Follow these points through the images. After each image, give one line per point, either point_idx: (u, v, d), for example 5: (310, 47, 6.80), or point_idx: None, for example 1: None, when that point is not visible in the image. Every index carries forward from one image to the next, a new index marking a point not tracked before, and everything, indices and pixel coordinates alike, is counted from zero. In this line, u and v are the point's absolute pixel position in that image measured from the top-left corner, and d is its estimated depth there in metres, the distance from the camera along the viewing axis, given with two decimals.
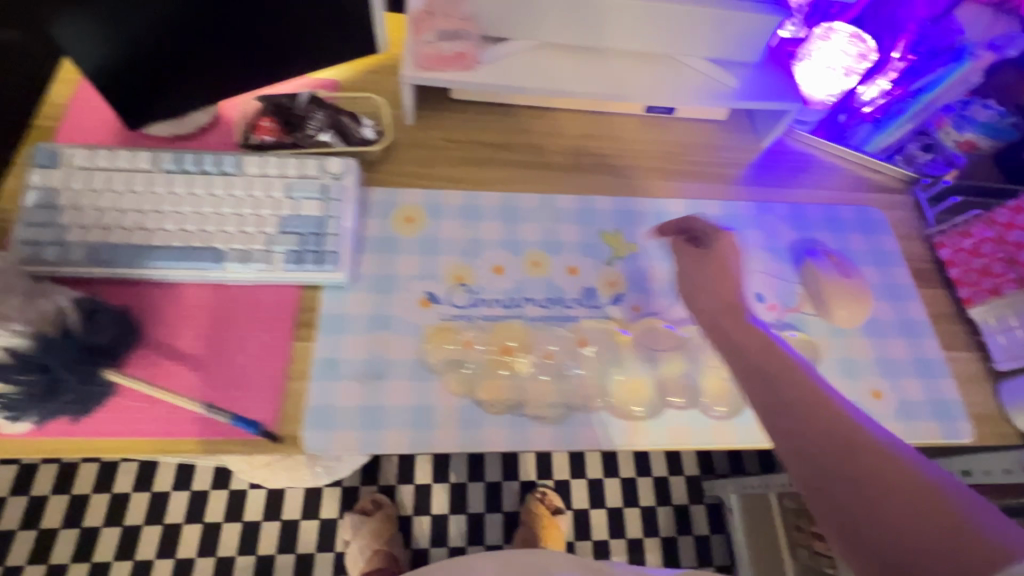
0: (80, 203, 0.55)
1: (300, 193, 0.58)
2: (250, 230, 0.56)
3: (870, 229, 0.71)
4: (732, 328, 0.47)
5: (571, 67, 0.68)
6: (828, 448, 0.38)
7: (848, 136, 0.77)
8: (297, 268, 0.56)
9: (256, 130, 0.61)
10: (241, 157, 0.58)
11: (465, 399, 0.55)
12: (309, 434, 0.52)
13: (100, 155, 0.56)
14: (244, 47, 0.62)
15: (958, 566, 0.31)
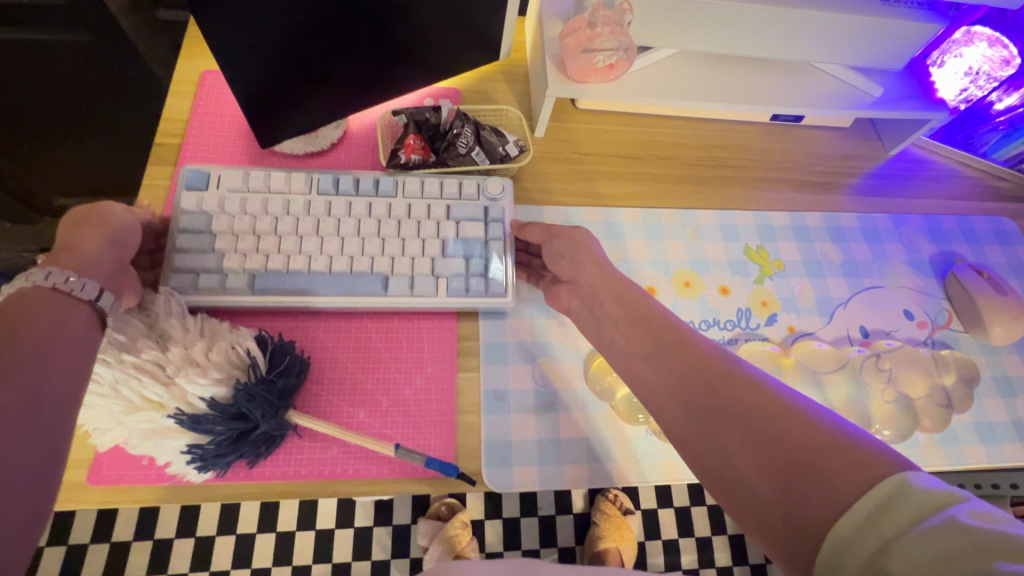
0: (236, 228, 0.52)
1: (462, 216, 0.55)
2: (413, 255, 0.53)
3: (1005, 241, 0.70)
4: (619, 325, 0.48)
5: (711, 77, 0.65)
6: (724, 426, 0.37)
7: (976, 143, 0.75)
8: (465, 294, 0.53)
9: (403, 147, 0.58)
10: (397, 179, 0.56)
11: (638, 429, 0.53)
12: (489, 471, 0.50)
13: (253, 178, 0.54)
14: (379, 58, 0.59)
15: (839, 517, 0.29)
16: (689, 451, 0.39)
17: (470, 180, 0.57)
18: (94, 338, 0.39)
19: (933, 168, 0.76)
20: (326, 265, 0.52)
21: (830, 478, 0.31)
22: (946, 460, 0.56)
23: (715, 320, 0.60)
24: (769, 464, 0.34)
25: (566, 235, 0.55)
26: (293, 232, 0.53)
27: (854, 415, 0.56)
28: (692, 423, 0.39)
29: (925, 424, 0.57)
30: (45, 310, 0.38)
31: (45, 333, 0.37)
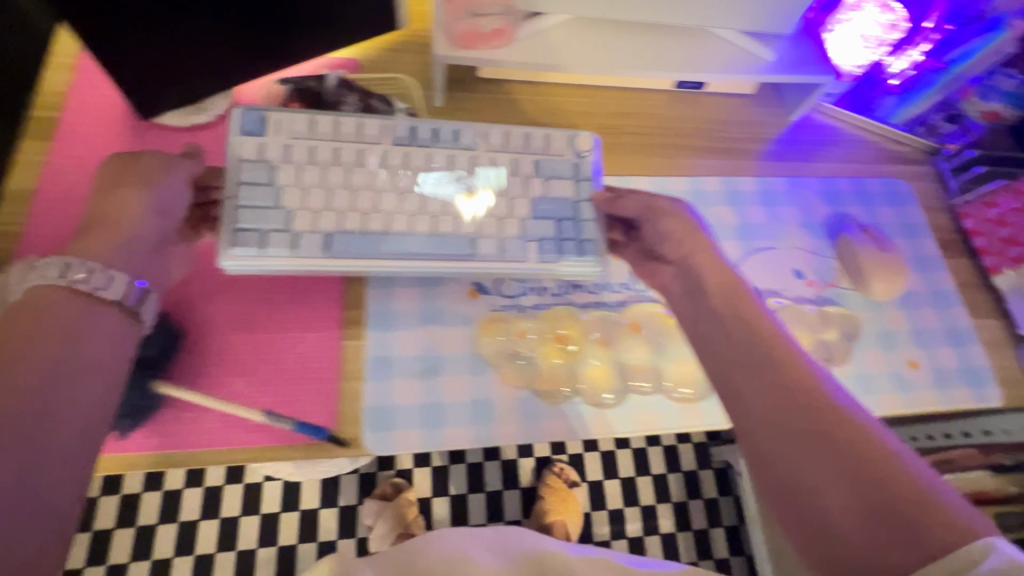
0: (306, 182, 0.51)
1: (553, 174, 0.57)
2: (504, 216, 0.55)
3: (898, 202, 0.72)
4: (720, 336, 0.51)
5: (607, 42, 0.65)
6: (834, 459, 0.42)
7: (874, 107, 0.77)
8: (566, 257, 0.54)
9: (286, 116, 0.57)
10: (504, 131, 0.57)
11: (524, 390, 0.54)
12: (370, 437, 0.50)
13: (324, 127, 0.54)
14: (261, 28, 0.58)
15: (914, 558, 0.37)
16: (764, 472, 0.45)
17: (562, 134, 0.59)
18: (123, 335, 0.44)
19: (836, 133, 0.77)
20: (383, 224, 0.52)
21: (925, 527, 0.38)
22: None
23: (606, 284, 0.60)
24: (845, 506, 0.41)
25: (669, 213, 0.58)
26: (387, 193, 0.54)
27: None
28: (785, 454, 0.44)
29: None
30: (67, 309, 0.42)
31: (76, 330, 0.41)
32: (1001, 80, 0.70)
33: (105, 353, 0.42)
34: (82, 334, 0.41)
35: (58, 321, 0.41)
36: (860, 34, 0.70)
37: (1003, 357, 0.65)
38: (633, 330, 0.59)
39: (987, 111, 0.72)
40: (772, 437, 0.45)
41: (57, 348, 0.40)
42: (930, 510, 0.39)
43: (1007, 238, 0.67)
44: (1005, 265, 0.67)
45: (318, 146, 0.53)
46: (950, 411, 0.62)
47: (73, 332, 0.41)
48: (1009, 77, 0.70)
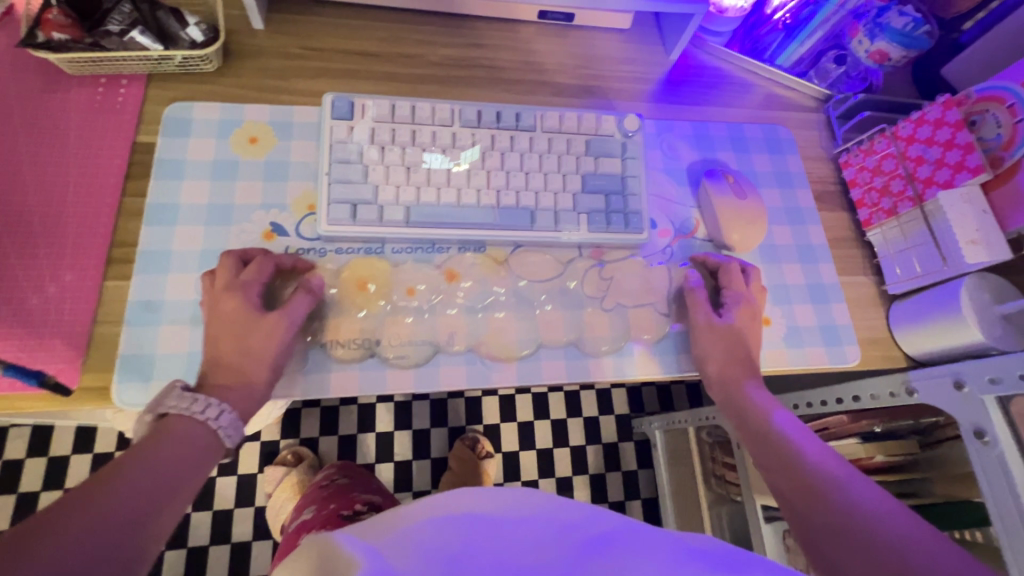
0: (360, 157, 0.51)
1: (601, 152, 0.56)
2: (555, 189, 0.54)
3: (776, 149, 0.67)
4: (744, 390, 0.51)
5: None
6: (837, 518, 0.40)
7: (761, 49, 0.71)
8: (606, 230, 0.55)
9: (42, 25, 0.50)
10: (564, 114, 0.56)
11: (312, 341, 0.49)
12: (119, 384, 0.46)
13: (398, 107, 0.53)
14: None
15: None
16: (806, 542, 0.40)
17: (609, 115, 0.57)
18: (206, 460, 0.39)
19: (722, 76, 0.70)
20: (475, 198, 0.53)
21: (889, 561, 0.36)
22: (660, 367, 0.54)
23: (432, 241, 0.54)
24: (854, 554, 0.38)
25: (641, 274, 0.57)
26: (517, 169, 0.54)
27: (564, 325, 0.54)
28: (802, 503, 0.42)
29: (644, 336, 0.55)
30: (190, 442, 0.39)
31: (155, 458, 0.37)
32: (892, 17, 0.64)
33: (181, 476, 0.37)
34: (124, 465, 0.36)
35: (157, 449, 0.37)
36: None
37: (867, 316, 0.60)
38: (452, 279, 0.54)
39: (873, 52, 0.66)
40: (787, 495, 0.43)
41: (119, 492, 0.34)
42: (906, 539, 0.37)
43: (882, 187, 0.61)
44: (879, 217, 0.61)
45: (401, 127, 0.53)
46: (802, 371, 0.58)
47: (161, 446, 0.38)
48: (900, 15, 0.63)
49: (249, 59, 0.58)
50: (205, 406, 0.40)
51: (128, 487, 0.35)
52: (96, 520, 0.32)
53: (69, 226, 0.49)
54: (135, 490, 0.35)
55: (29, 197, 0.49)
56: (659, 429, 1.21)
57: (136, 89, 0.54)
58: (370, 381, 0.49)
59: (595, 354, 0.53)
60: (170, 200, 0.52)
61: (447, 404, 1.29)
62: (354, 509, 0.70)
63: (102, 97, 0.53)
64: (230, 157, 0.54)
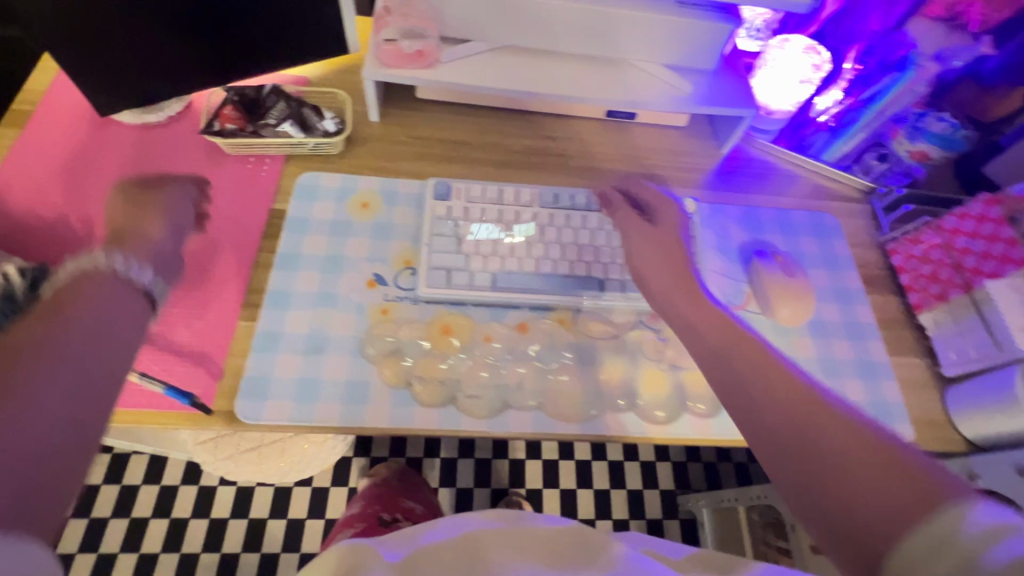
0: (455, 232, 0.60)
1: None
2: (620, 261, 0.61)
3: (823, 234, 0.72)
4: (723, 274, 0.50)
5: (535, 70, 0.69)
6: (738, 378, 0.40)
7: (807, 145, 0.78)
8: None
9: (221, 119, 0.63)
10: None
11: (401, 384, 0.55)
12: (242, 404, 0.52)
13: (489, 191, 0.62)
14: (248, 21, 0.66)
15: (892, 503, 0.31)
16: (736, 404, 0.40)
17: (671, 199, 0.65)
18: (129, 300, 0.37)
19: (770, 168, 0.78)
20: (552, 267, 0.60)
21: (839, 510, 0.33)
22: (715, 433, 0.57)
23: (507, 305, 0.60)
24: (849, 442, 0.34)
25: None
26: (587, 242, 0.62)
27: (624, 392, 0.58)
28: (811, 489, 0.34)
29: (698, 407, 0.58)
30: (110, 293, 0.36)
31: (75, 295, 0.34)
32: (931, 122, 0.70)
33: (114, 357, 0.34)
34: (48, 336, 0.32)
35: (95, 293, 0.35)
36: (784, 75, 0.72)
37: (922, 397, 0.62)
38: (523, 332, 0.59)
39: (915, 152, 0.72)
40: (805, 387, 0.38)
41: (41, 384, 0.30)
42: (784, 409, 0.37)
43: (930, 274, 0.65)
44: (929, 302, 0.65)
45: (489, 208, 0.62)
46: None
47: (77, 310, 0.34)
48: (939, 121, 0.70)
49: (367, 145, 0.70)
50: (121, 260, 0.38)
51: (76, 322, 0.33)
52: (29, 385, 0.29)
53: (217, 276, 0.59)
54: (61, 391, 0.30)
55: (188, 242, 0.60)
56: (706, 508, 1.18)
57: (276, 166, 0.67)
58: (448, 419, 0.54)
59: (653, 420, 0.56)
60: (296, 250, 0.61)
61: (491, 466, 1.30)
62: (392, 513, 0.78)
63: (250, 173, 0.66)
64: (345, 219, 0.64)
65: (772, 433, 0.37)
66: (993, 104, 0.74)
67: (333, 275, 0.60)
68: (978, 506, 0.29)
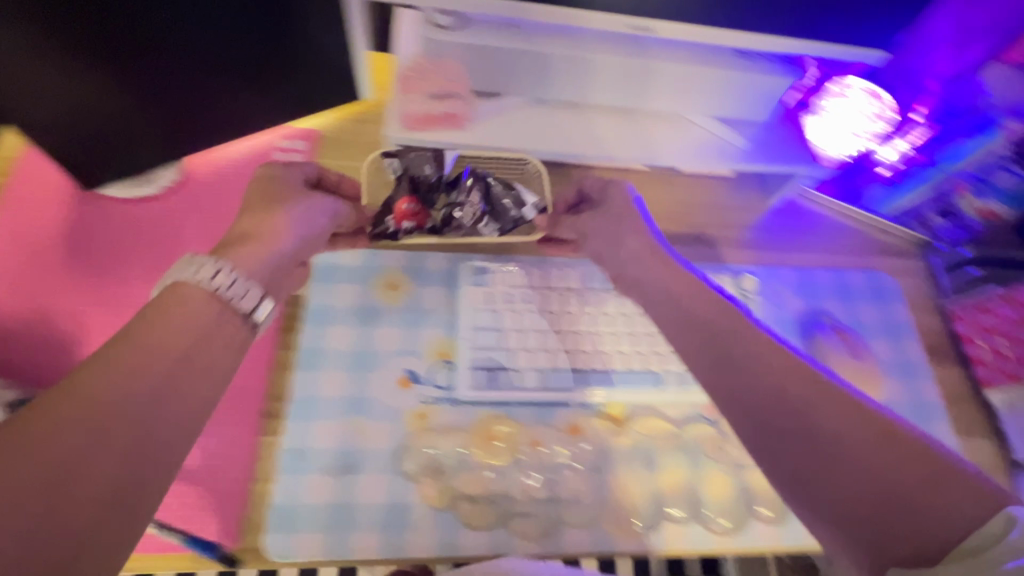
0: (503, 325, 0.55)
1: None
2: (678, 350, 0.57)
3: (882, 298, 0.68)
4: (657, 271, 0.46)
5: (569, 125, 0.62)
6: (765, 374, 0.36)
7: (860, 195, 0.73)
8: None
9: (392, 214, 0.55)
10: None
11: (447, 507, 0.50)
12: (271, 539, 0.47)
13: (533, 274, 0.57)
14: (256, 72, 0.58)
15: (959, 525, 0.28)
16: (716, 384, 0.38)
17: None
18: (224, 325, 0.35)
19: (820, 221, 0.73)
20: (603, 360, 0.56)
21: (800, 442, 0.33)
22: (784, 541, 0.53)
23: (556, 403, 0.55)
24: (812, 390, 0.34)
25: None
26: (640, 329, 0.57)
27: (686, 500, 0.53)
28: (891, 512, 0.30)
29: (765, 513, 0.54)
30: (201, 312, 0.34)
31: (165, 326, 0.33)
32: (1000, 178, 0.62)
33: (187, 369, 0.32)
34: (65, 413, 0.27)
35: (166, 311, 0.33)
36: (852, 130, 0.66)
37: None
38: (576, 435, 0.54)
39: (983, 211, 0.65)
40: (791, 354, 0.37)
41: (109, 391, 0.29)
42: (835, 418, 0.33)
43: (988, 327, 0.64)
44: (999, 378, 0.62)
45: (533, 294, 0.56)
46: None
47: (166, 322, 0.33)
48: (1008, 174, 0.61)
49: None
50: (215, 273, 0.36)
51: (174, 356, 0.32)
52: (70, 427, 0.27)
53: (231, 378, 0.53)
54: (137, 412, 0.29)
55: None
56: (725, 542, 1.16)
57: None
58: (499, 543, 0.49)
59: (718, 530, 0.52)
60: (317, 346, 0.55)
61: None
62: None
63: None
64: (371, 304, 0.57)
65: (743, 400, 0.36)
66: None
67: (362, 375, 0.54)
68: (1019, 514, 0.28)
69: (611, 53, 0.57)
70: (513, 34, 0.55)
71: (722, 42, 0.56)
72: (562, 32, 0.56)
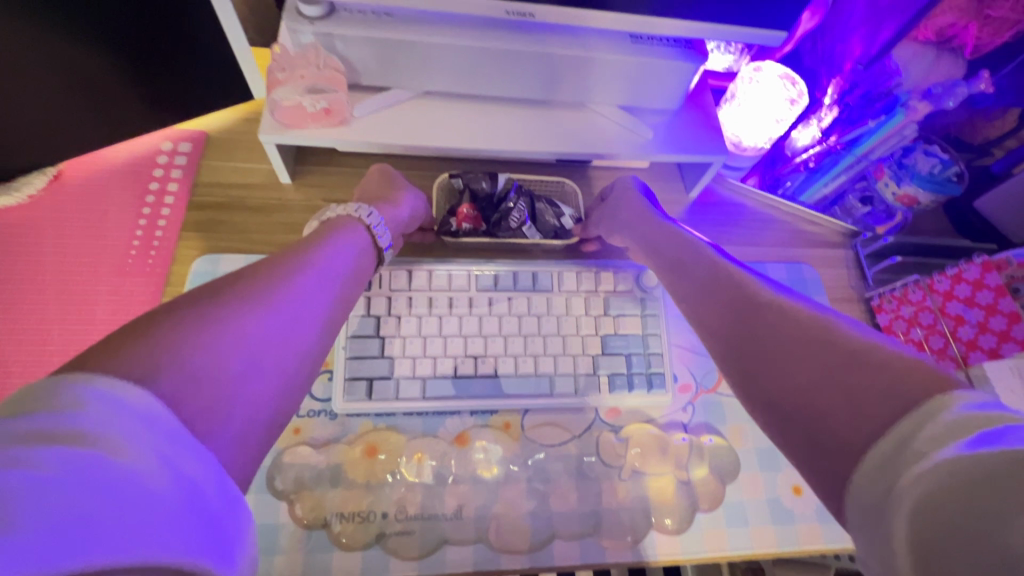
0: (385, 331, 0.52)
1: (619, 310, 0.55)
2: (575, 352, 0.54)
3: (801, 291, 0.65)
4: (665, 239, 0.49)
5: (467, 119, 0.60)
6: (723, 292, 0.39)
7: (782, 185, 0.70)
8: (629, 392, 0.53)
9: (454, 215, 0.58)
10: (581, 273, 0.56)
11: (317, 526, 0.47)
12: None
13: (418, 277, 0.54)
14: (119, 59, 0.55)
15: (896, 392, 0.27)
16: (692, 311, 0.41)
17: (628, 271, 0.57)
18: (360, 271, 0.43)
19: (742, 212, 0.70)
20: (493, 366, 0.52)
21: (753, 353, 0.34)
22: (684, 550, 0.50)
23: (443, 413, 0.52)
24: (763, 312, 0.35)
25: (661, 446, 0.54)
26: (535, 331, 0.54)
27: (580, 511, 0.50)
28: (829, 402, 0.29)
29: (665, 522, 0.51)
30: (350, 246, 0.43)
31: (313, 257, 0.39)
32: (918, 160, 0.61)
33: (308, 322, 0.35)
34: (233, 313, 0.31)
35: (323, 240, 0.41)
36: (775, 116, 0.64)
37: None
38: (465, 445, 0.52)
39: (901, 196, 0.63)
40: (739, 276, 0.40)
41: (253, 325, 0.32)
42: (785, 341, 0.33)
43: (909, 318, 0.60)
44: None
45: (419, 298, 0.53)
46: (844, 549, 0.52)
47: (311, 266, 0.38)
48: (927, 156, 0.61)
49: (277, 214, 0.61)
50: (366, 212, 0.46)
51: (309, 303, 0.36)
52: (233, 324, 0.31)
53: None
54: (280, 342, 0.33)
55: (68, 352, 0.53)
56: None
57: (165, 252, 0.58)
58: (373, 564, 0.46)
59: (614, 543, 0.49)
60: None
61: None
62: None
63: (131, 261, 0.58)
64: None
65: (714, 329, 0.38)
66: (985, 127, 0.64)
67: None
68: (970, 396, 0.25)
69: (497, 40, 0.54)
70: (387, 23, 0.52)
71: (614, 26, 0.53)
72: (444, 19, 0.53)
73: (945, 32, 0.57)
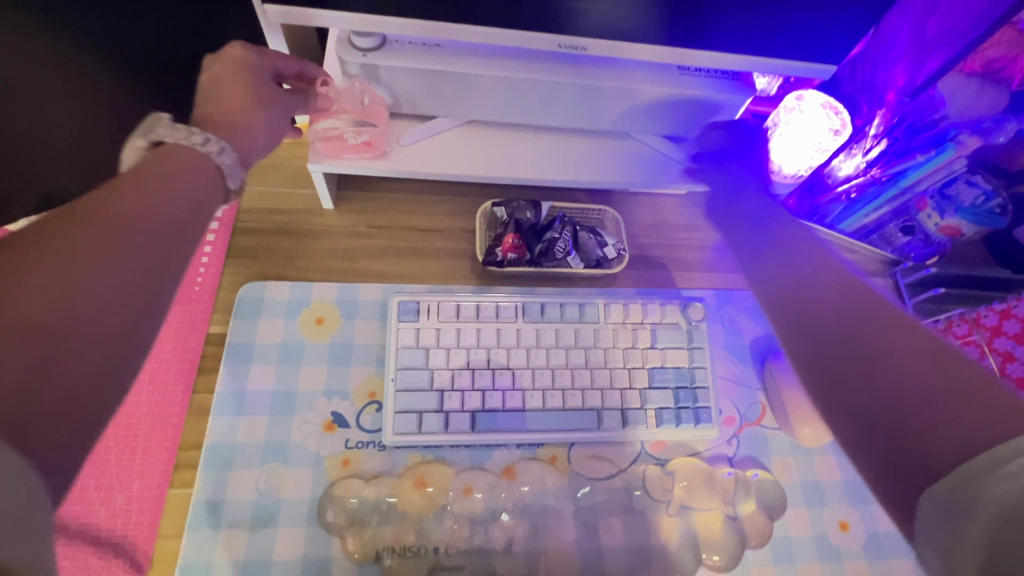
0: (434, 363, 0.52)
1: (665, 342, 0.55)
2: (622, 385, 0.54)
3: None
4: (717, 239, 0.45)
5: (511, 148, 0.60)
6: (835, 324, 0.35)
7: (821, 214, 0.69)
8: (677, 426, 0.53)
9: (500, 245, 0.58)
10: (627, 305, 0.56)
11: (368, 559, 0.47)
12: None
13: (466, 308, 0.54)
14: None
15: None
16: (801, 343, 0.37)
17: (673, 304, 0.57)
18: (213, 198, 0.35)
19: None
20: (541, 400, 0.52)
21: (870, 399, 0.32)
22: None
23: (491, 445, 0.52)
24: (923, 353, 0.31)
25: (707, 481, 0.54)
26: (581, 363, 0.54)
27: (628, 546, 0.50)
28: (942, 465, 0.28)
29: (712, 558, 0.51)
30: (194, 177, 0.34)
31: (156, 183, 0.32)
32: (962, 190, 0.62)
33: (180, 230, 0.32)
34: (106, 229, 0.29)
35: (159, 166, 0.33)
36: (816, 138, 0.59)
37: None
38: (512, 479, 0.51)
39: (945, 226, 0.64)
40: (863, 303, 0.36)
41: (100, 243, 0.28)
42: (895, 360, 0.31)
43: None
44: None
45: (466, 330, 0.53)
46: None
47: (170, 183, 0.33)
48: (969, 186, 0.62)
49: (319, 240, 0.60)
50: (205, 139, 0.36)
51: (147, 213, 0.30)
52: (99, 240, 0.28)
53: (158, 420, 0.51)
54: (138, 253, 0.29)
55: None
56: None
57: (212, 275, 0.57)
58: None
59: None
60: (235, 390, 0.52)
61: None
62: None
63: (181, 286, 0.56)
64: (297, 342, 0.54)
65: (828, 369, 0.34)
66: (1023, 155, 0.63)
67: (284, 419, 0.51)
68: None
69: (546, 72, 0.53)
70: (438, 55, 0.52)
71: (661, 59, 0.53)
72: (495, 51, 0.53)
73: (993, 64, 0.57)
